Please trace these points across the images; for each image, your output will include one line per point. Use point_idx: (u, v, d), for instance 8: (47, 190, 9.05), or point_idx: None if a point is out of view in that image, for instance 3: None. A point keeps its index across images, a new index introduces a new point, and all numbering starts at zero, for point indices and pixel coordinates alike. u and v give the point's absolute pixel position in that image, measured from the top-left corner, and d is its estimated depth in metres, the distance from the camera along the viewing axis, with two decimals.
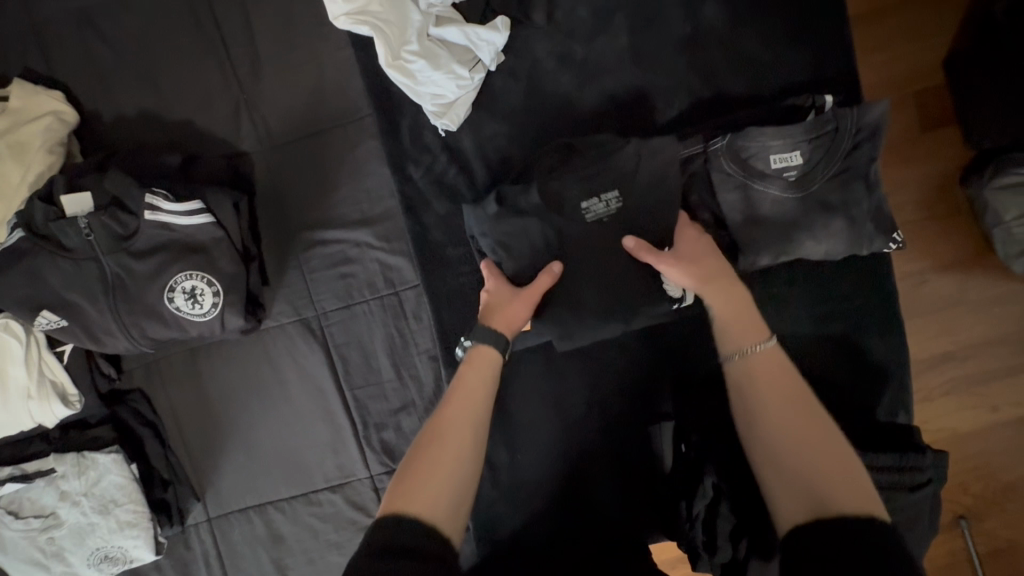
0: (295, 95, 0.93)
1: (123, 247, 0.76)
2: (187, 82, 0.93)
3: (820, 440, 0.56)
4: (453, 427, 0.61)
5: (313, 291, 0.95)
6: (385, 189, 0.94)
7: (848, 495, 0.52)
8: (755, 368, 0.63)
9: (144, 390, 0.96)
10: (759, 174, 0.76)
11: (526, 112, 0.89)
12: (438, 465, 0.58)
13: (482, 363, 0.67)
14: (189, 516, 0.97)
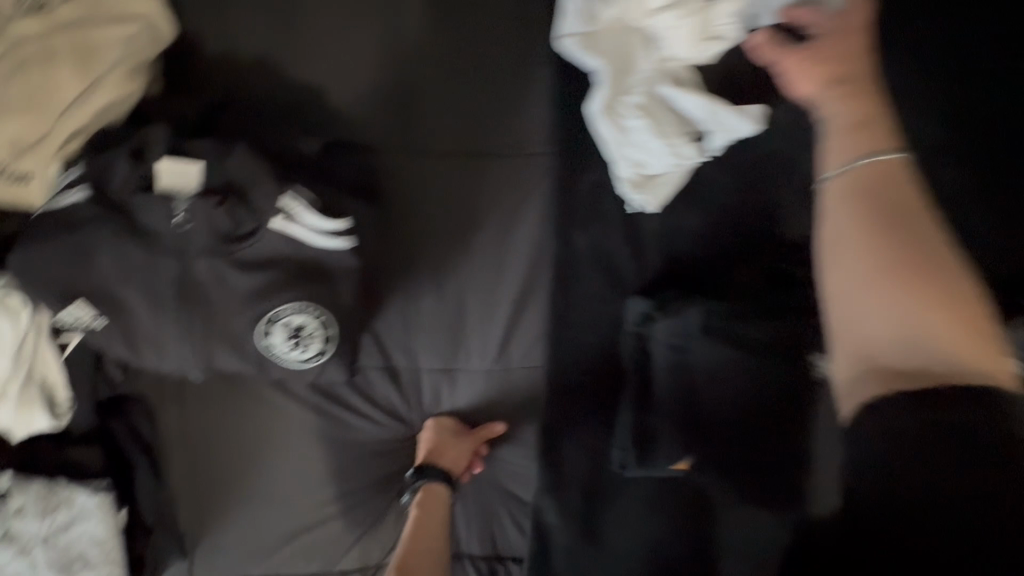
0: (461, 96, 0.74)
1: (227, 251, 0.55)
2: (329, 37, 0.72)
3: (934, 283, 0.47)
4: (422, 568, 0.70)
5: (413, 339, 0.77)
6: (533, 243, 0.77)
7: (970, 346, 0.45)
8: (851, 192, 0.52)
9: (153, 407, 0.72)
10: None
11: (731, 209, 0.74)
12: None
13: (433, 502, 0.76)
14: (167, 571, 0.76)
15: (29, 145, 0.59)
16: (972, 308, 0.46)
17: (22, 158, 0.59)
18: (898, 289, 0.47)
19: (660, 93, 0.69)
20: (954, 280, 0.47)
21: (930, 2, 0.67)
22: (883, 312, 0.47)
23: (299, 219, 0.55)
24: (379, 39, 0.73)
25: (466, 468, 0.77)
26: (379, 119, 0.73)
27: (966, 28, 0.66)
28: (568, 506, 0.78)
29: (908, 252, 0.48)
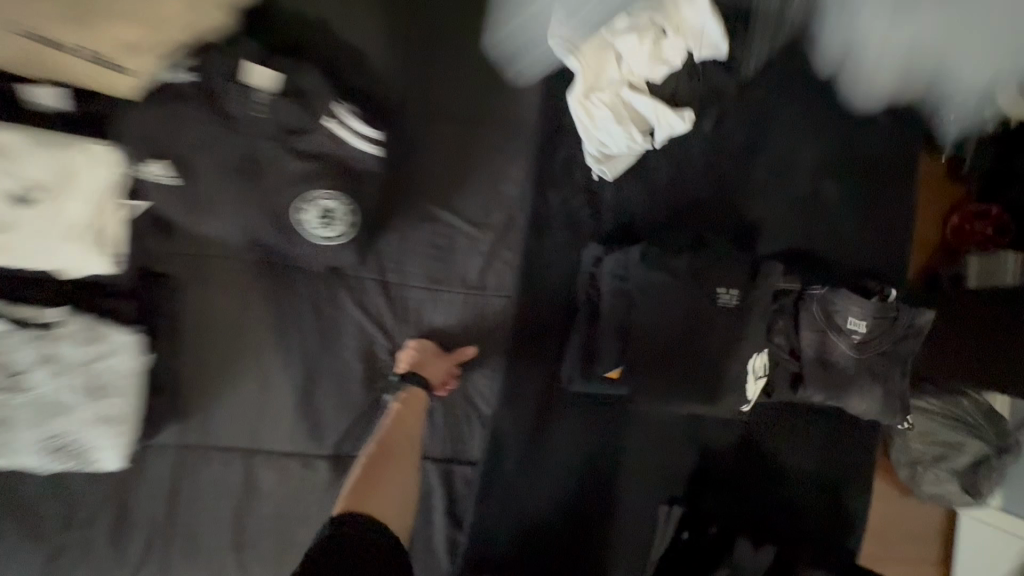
0: (472, 71, 0.92)
1: (287, 141, 0.72)
2: (372, 9, 0.90)
3: None
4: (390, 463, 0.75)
5: (405, 259, 0.91)
6: (516, 194, 0.95)
7: None
8: None
9: (166, 282, 0.82)
10: (836, 326, 0.90)
11: (667, 191, 0.97)
12: (372, 490, 0.71)
13: (412, 404, 0.84)
14: (156, 437, 0.84)
15: (130, 43, 0.73)
16: None
17: (124, 54, 0.73)
18: None
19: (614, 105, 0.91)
20: None
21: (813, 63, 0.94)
22: None
23: (345, 123, 0.73)
24: (411, 11, 0.89)
25: (440, 384, 0.89)
26: (404, 77, 0.90)
27: (826, 90, 0.96)
28: (516, 415, 0.94)
29: None
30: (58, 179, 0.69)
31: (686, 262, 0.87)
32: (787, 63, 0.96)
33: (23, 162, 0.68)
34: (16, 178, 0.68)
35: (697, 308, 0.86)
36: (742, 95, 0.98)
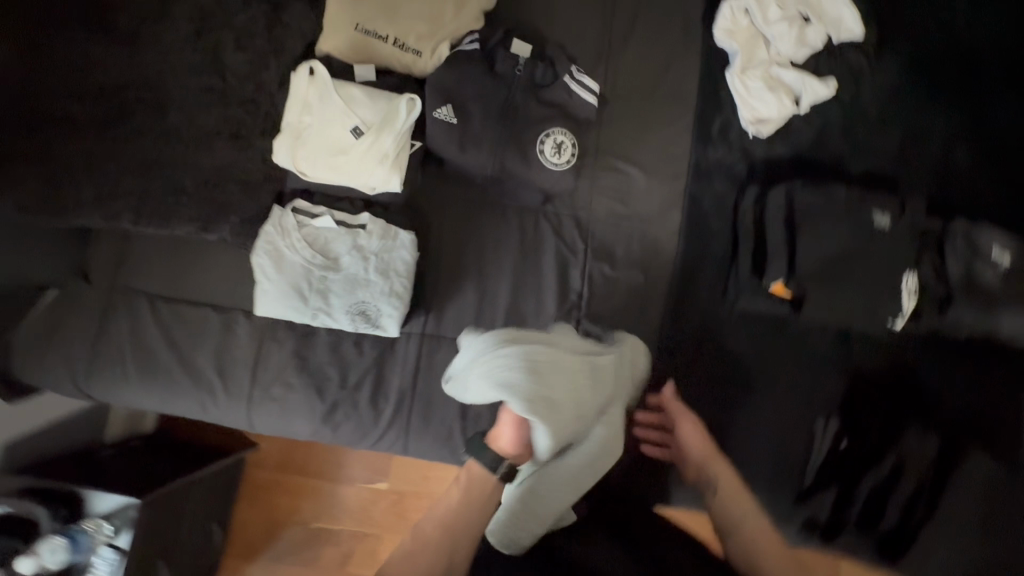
0: (649, 55, 1.16)
1: (535, 92, 1.00)
2: (574, 8, 1.16)
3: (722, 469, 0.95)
4: (438, 531, 0.80)
5: (592, 195, 1.13)
6: (682, 149, 1.15)
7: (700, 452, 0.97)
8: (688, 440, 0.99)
9: (425, 207, 1.08)
10: (981, 256, 1.02)
11: (811, 147, 1.15)
12: (413, 557, 0.78)
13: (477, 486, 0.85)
14: (407, 324, 1.07)
15: (424, 36, 1.06)
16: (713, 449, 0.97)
17: (420, 43, 1.06)
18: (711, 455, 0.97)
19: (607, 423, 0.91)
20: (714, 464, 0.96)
21: (919, 51, 1.17)
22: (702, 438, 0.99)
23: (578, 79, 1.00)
24: (602, 12, 1.16)
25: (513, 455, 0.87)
26: (595, 57, 1.15)
27: (940, 70, 1.16)
28: (684, 331, 1.09)
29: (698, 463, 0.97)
30: (381, 122, 0.99)
31: (848, 195, 1.02)
32: (906, 47, 1.17)
33: (361, 109, 0.99)
34: (355, 119, 0.98)
35: (859, 235, 1.00)
36: (875, 70, 1.16)
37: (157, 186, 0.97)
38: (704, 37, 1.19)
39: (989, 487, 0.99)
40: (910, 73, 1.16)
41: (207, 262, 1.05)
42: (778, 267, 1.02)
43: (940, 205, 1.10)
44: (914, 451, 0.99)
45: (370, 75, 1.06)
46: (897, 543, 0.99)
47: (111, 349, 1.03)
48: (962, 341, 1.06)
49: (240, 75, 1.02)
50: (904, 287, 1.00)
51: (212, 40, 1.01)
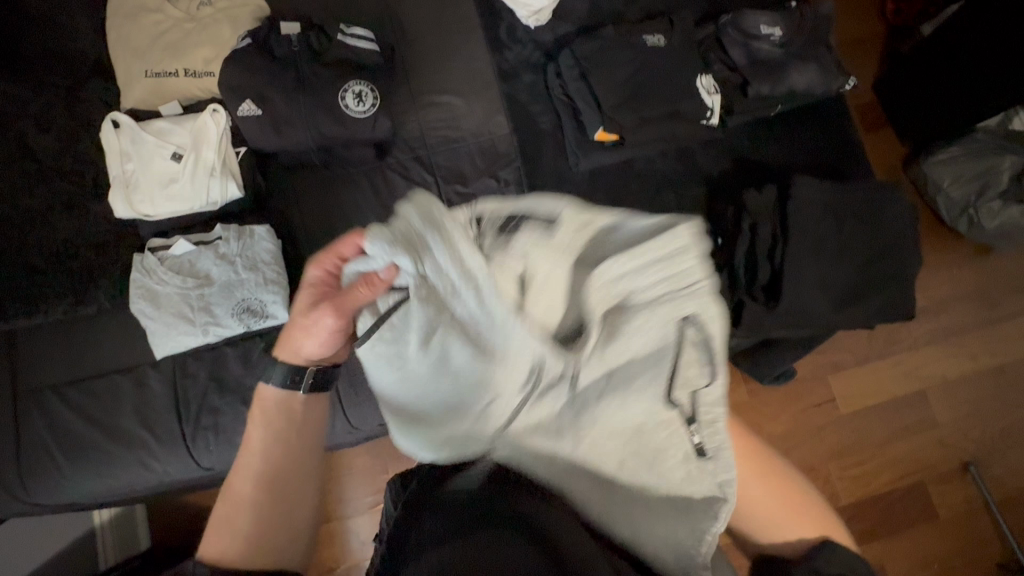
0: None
1: (320, 59, 1.08)
2: None
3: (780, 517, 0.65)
4: (265, 492, 0.66)
5: (424, 132, 1.21)
6: (483, 63, 1.24)
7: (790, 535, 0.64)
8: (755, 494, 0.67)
9: (280, 201, 1.15)
10: (755, 35, 1.14)
11: (590, 15, 1.25)
12: (236, 528, 0.64)
13: (276, 418, 0.69)
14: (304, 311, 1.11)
15: (211, 58, 1.15)
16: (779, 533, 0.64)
17: (211, 65, 1.15)
18: (769, 493, 0.66)
19: (595, 391, 0.60)
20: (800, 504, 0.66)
21: None
22: (759, 508, 0.65)
23: (346, 32, 1.10)
24: None
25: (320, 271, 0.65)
26: (372, 18, 1.24)
27: None
28: None
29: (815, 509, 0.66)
30: (196, 142, 1.06)
31: (623, 33, 1.13)
32: None
33: (174, 137, 1.05)
34: (172, 147, 1.05)
35: (646, 61, 1.10)
36: None
37: (18, 277, 1.03)
38: None
39: (833, 199, 1.02)
40: None
41: (95, 333, 1.08)
42: (601, 115, 1.10)
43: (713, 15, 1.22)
44: (756, 203, 1.04)
45: (177, 110, 1.13)
46: (774, 286, 1.01)
47: (37, 450, 1.05)
48: (779, 116, 1.19)
49: (55, 154, 1.08)
50: (705, 91, 1.12)
51: (17, 134, 1.07)
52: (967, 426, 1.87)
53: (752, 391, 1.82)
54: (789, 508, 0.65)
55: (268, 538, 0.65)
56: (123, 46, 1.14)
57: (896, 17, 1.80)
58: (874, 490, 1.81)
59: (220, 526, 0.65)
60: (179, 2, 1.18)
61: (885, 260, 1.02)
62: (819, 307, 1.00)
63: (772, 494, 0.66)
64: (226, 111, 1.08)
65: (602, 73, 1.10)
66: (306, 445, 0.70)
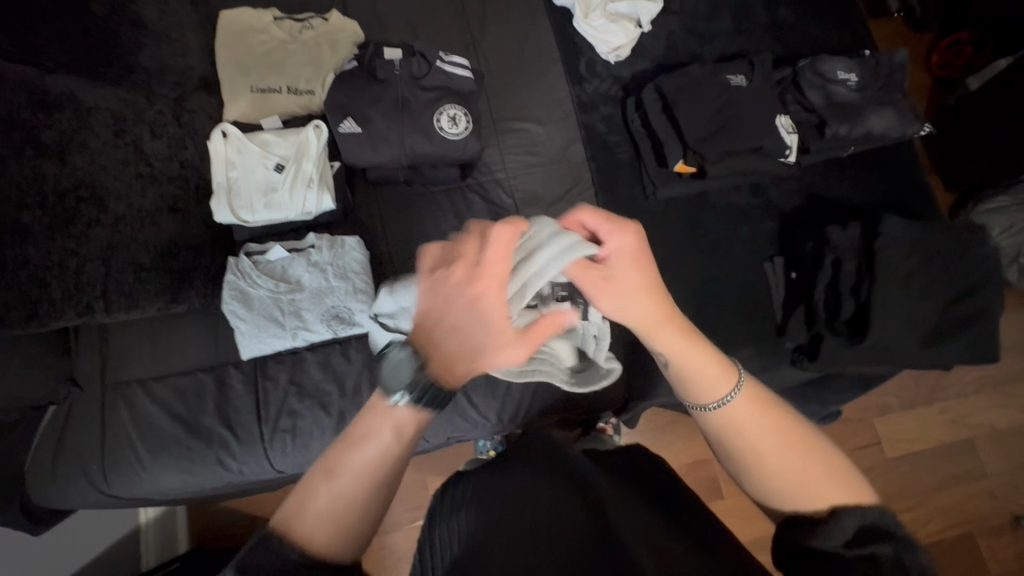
0: (506, 30, 1.32)
1: (418, 83, 1.15)
2: (427, 14, 1.32)
3: (798, 463, 0.59)
4: (363, 477, 0.54)
5: (504, 155, 1.25)
6: (563, 94, 1.30)
7: (834, 496, 0.57)
8: (736, 409, 0.61)
9: (365, 214, 1.19)
10: (833, 79, 1.19)
11: (666, 57, 1.32)
12: (320, 511, 0.52)
13: (411, 416, 0.57)
14: None
15: (312, 79, 1.22)
16: (832, 483, 0.58)
17: (311, 84, 1.22)
18: (792, 449, 0.59)
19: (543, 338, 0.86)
20: (817, 460, 0.59)
21: None
22: (797, 471, 0.58)
23: (444, 58, 1.16)
24: (452, 11, 1.32)
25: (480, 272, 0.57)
26: (461, 48, 1.30)
27: None
28: None
29: (826, 461, 0.59)
30: (298, 154, 1.11)
31: (706, 71, 1.18)
32: None
33: (277, 149, 1.11)
34: (275, 158, 1.11)
35: (728, 99, 1.16)
36: None
37: (121, 273, 1.03)
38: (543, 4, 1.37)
39: (914, 241, 1.05)
40: None
41: (188, 330, 1.13)
42: (682, 145, 1.15)
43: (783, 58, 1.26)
44: (840, 239, 1.08)
45: (277, 124, 1.17)
46: (860, 320, 1.03)
47: (121, 442, 1.07)
48: (851, 159, 1.23)
49: (165, 157, 1.12)
50: (783, 129, 1.15)
51: (131, 134, 1.09)
52: (1017, 479, 1.82)
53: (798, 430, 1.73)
54: (820, 470, 0.58)
55: (362, 533, 0.54)
56: (229, 60, 1.20)
57: (940, 68, 1.80)
58: (925, 540, 1.75)
59: (318, 512, 0.52)
60: (282, 24, 1.25)
61: (964, 301, 1.04)
62: (905, 343, 1.02)
63: (807, 460, 0.59)
64: (328, 128, 1.15)
65: (685, 108, 1.15)
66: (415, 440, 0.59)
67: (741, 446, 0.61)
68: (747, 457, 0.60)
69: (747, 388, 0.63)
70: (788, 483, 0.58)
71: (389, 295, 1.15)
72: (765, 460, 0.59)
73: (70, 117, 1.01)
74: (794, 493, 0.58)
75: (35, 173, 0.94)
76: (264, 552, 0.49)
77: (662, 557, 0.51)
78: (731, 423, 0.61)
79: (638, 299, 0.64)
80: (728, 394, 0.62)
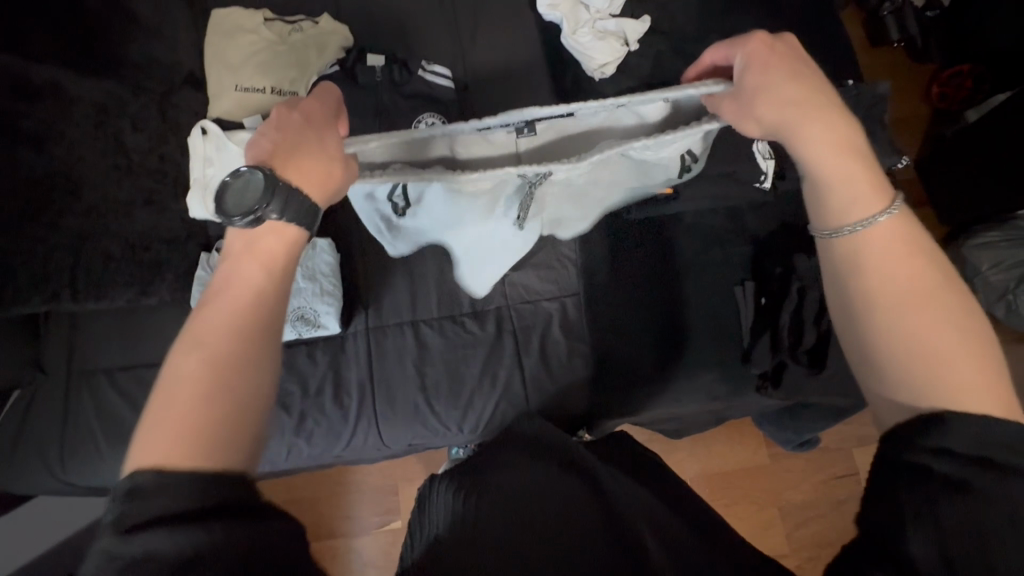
0: (493, 41, 1.33)
1: (399, 91, 1.17)
2: (416, 22, 1.33)
3: (938, 318, 0.55)
4: (239, 367, 0.54)
5: None
6: (547, 107, 1.31)
7: (962, 378, 0.53)
8: (884, 247, 0.59)
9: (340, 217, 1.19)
10: None
11: (651, 76, 1.32)
12: (198, 432, 0.50)
13: (273, 272, 0.59)
14: (352, 324, 1.15)
15: (297, 81, 1.22)
16: (979, 353, 0.54)
17: (296, 86, 1.22)
18: (927, 309, 0.56)
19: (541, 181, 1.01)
20: (966, 328, 0.55)
21: None
22: (940, 329, 0.55)
23: (427, 68, 1.18)
24: (441, 20, 1.34)
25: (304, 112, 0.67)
26: (447, 57, 1.32)
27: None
28: (598, 251, 1.20)
29: (974, 332, 0.55)
30: None
31: None
32: None
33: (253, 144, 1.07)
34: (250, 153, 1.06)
35: None
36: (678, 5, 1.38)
37: (92, 262, 1.05)
38: (532, 17, 1.37)
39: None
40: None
41: (156, 321, 1.14)
42: None
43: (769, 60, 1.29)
44: (807, 268, 1.09)
45: (258, 123, 1.17)
46: (819, 351, 1.07)
47: (82, 430, 1.07)
48: None
49: (144, 149, 1.14)
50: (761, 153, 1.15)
51: (111, 125, 1.11)
52: None
53: (774, 455, 1.68)
54: (967, 342, 0.54)
55: (246, 429, 0.53)
56: (217, 58, 1.22)
57: (940, 100, 1.76)
58: None
59: (177, 395, 0.51)
60: (272, 25, 1.26)
61: None
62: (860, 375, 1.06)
63: (958, 329, 0.55)
64: None
65: None
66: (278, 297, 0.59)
67: (880, 280, 0.58)
68: (886, 316, 0.57)
69: (900, 215, 0.61)
70: (914, 336, 0.55)
71: (359, 298, 1.16)
72: (911, 320, 0.55)
73: (51, 106, 1.03)
74: (954, 367, 0.53)
75: (9, 159, 0.96)
76: (138, 499, 0.46)
77: (637, 520, 0.74)
78: (873, 254, 0.59)
79: (791, 86, 0.65)
80: (875, 215, 0.60)
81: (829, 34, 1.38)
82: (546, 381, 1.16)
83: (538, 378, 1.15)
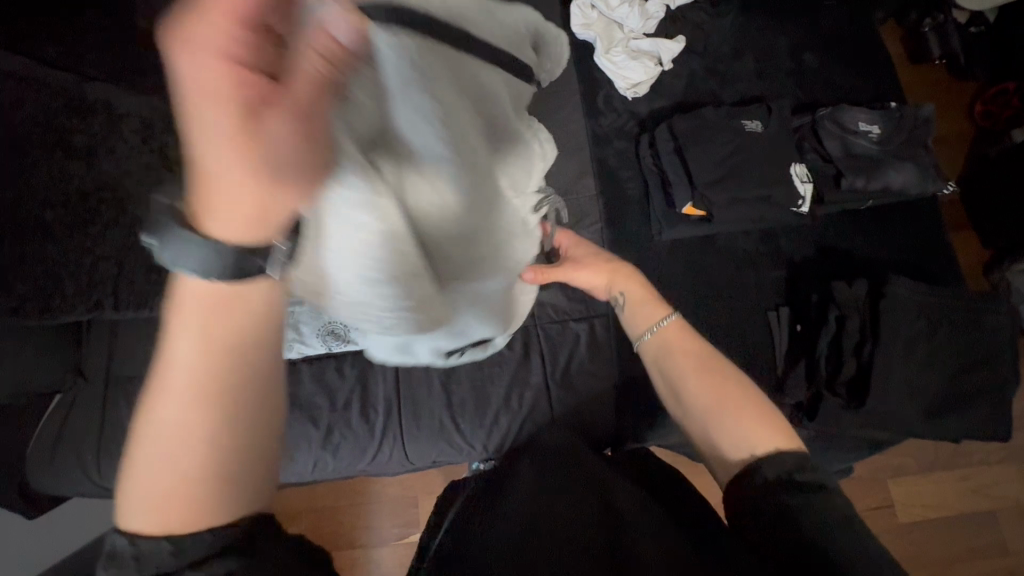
0: None
1: None
2: None
3: (712, 393, 0.69)
4: (160, 451, 0.46)
5: None
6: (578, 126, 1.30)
7: (763, 434, 0.63)
8: (673, 338, 0.77)
9: None
10: (852, 130, 1.16)
11: (684, 97, 1.31)
12: (132, 485, 0.47)
13: (218, 316, 0.46)
14: None
15: None
16: (763, 416, 0.65)
17: None
18: (714, 382, 0.70)
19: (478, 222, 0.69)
20: (740, 392, 0.68)
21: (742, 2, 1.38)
22: (710, 401, 0.69)
23: None
24: None
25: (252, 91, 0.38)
26: None
27: (763, 13, 1.38)
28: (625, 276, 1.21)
29: (740, 393, 0.68)
30: None
31: (722, 113, 1.18)
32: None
33: None
34: None
35: (742, 144, 1.15)
36: (714, 24, 1.36)
37: (133, 273, 1.08)
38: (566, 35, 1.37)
39: (924, 301, 1.03)
40: (742, 21, 1.37)
41: None
42: (691, 184, 1.14)
43: (805, 81, 1.31)
44: (845, 296, 1.06)
45: None
46: (860, 383, 1.01)
47: (117, 436, 1.10)
48: (868, 211, 1.20)
49: None
50: (798, 177, 1.13)
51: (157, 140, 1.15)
52: None
53: None
54: (735, 407, 0.67)
55: (229, 466, 0.48)
56: None
57: (984, 119, 1.68)
58: None
59: (153, 471, 0.46)
60: None
61: (967, 370, 1.02)
62: (907, 409, 1.00)
63: (719, 396, 0.69)
64: None
65: (696, 150, 1.15)
66: (255, 349, 0.48)
67: (671, 369, 0.74)
68: (692, 404, 0.70)
69: (678, 321, 0.79)
70: (697, 406, 0.69)
71: None
72: (702, 401, 0.69)
73: (101, 123, 1.08)
74: (716, 424, 0.67)
75: (61, 174, 1.01)
76: (116, 556, 0.45)
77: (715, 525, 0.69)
78: (666, 347, 0.76)
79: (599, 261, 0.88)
80: (659, 322, 0.78)
81: (869, 55, 1.35)
82: (573, 403, 1.14)
83: (563, 399, 1.14)
